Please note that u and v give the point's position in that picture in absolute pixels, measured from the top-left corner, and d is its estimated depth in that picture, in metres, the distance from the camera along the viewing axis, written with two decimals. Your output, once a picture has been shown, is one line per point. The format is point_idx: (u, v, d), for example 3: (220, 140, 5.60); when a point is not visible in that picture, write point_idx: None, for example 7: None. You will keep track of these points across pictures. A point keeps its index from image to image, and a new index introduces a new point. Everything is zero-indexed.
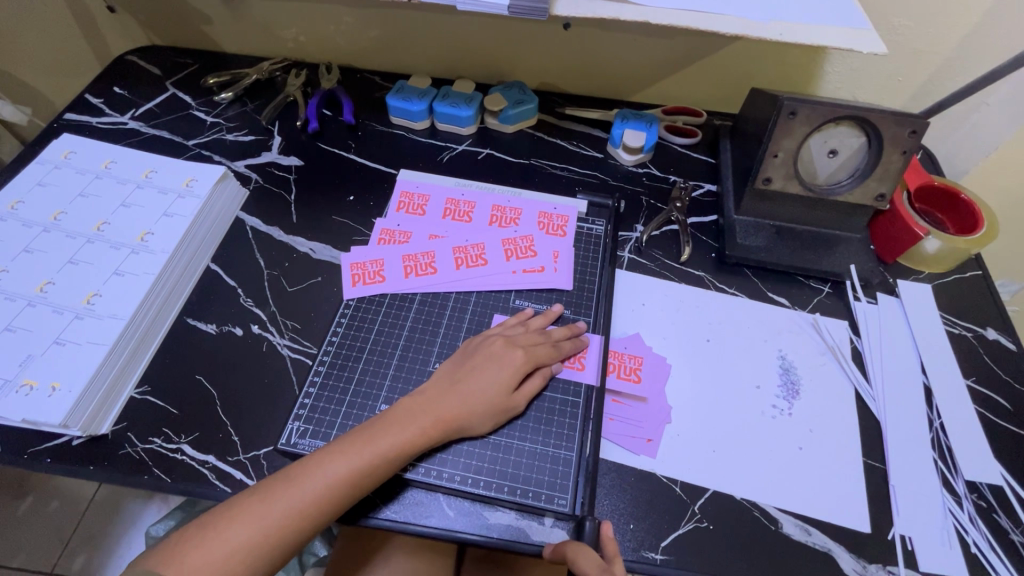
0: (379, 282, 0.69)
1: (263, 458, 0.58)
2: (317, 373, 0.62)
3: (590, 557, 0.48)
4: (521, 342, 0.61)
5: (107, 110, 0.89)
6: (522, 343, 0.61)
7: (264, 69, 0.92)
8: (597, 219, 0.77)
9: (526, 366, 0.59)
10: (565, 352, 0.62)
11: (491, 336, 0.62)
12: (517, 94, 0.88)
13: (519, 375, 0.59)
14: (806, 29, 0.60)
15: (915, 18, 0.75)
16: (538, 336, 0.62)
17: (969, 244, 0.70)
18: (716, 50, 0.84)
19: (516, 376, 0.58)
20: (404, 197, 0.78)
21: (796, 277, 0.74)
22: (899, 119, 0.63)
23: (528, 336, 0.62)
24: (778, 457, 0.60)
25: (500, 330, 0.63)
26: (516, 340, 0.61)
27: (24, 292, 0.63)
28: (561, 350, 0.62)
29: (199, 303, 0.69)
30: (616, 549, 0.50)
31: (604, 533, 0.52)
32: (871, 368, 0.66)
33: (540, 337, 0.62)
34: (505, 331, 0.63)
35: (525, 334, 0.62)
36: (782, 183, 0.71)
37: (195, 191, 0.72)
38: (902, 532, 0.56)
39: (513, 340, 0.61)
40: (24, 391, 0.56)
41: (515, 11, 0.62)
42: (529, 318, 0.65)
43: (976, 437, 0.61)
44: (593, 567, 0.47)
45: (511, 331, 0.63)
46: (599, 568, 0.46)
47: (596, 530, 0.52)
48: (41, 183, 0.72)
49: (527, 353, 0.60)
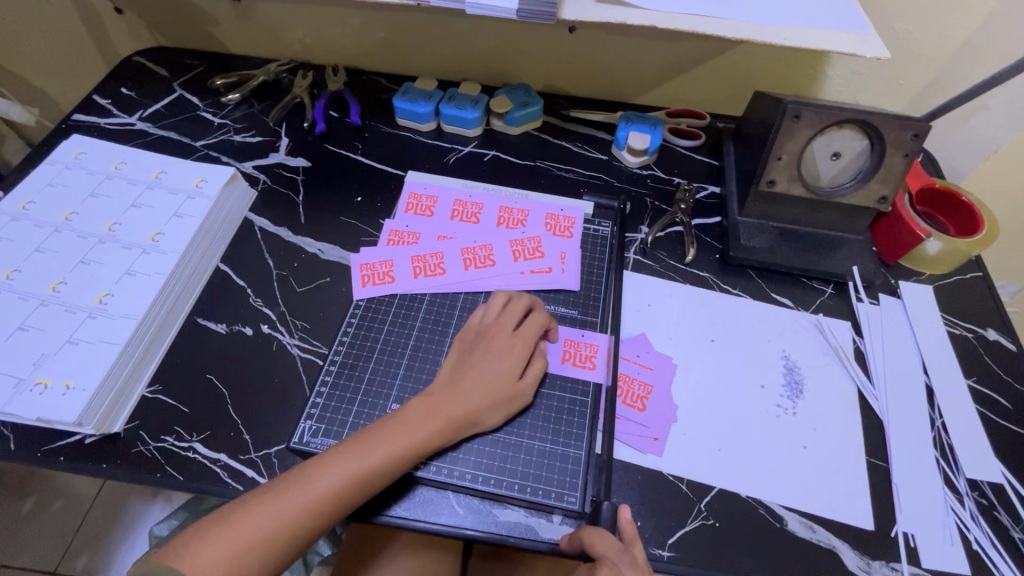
0: (389, 283, 0.70)
1: (275, 456, 0.58)
2: (328, 372, 0.63)
3: (608, 540, 0.49)
4: (512, 328, 0.62)
5: (114, 111, 0.90)
6: (514, 329, 0.62)
7: (270, 70, 0.92)
8: (603, 220, 0.78)
9: (524, 351, 0.61)
10: (550, 327, 0.64)
11: (484, 326, 0.62)
12: (522, 96, 0.89)
13: (521, 362, 0.60)
14: (810, 34, 0.60)
15: (917, 22, 0.76)
16: (518, 314, 0.63)
17: (970, 246, 0.72)
18: (720, 53, 0.85)
19: (518, 364, 0.60)
20: (412, 198, 0.79)
21: (800, 278, 0.75)
22: (902, 122, 0.64)
23: (513, 317, 0.62)
24: (783, 457, 0.60)
25: (483, 315, 0.63)
26: (507, 325, 0.62)
27: (38, 291, 0.63)
28: (546, 325, 0.64)
29: (209, 303, 0.69)
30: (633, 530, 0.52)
31: (622, 515, 0.52)
32: (873, 368, 0.67)
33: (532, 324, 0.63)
34: (489, 314, 0.63)
35: (508, 314, 0.63)
36: (786, 185, 0.72)
37: (205, 192, 0.73)
38: (905, 529, 0.57)
39: (507, 327, 0.62)
40: (38, 389, 0.56)
41: (523, 15, 0.63)
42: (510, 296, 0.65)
43: (977, 436, 0.62)
44: (612, 553, 0.48)
45: (492, 312, 0.63)
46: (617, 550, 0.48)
47: (613, 511, 0.54)
48: (51, 184, 0.72)
49: (523, 341, 0.61)
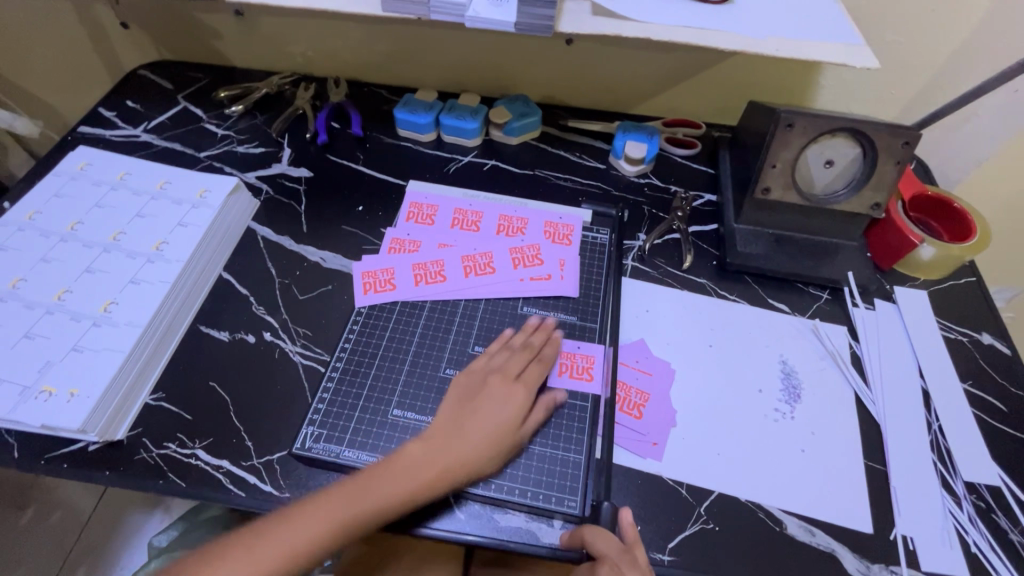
0: (390, 290, 0.71)
1: (277, 463, 0.59)
2: (330, 378, 0.63)
3: (607, 539, 0.51)
4: (517, 373, 0.62)
5: (119, 123, 0.91)
6: (518, 375, 0.62)
7: (273, 83, 0.94)
8: (601, 228, 0.79)
9: (528, 400, 0.60)
10: (549, 357, 0.64)
11: (491, 371, 0.62)
12: (520, 107, 0.90)
13: (523, 410, 0.60)
14: (800, 44, 0.62)
15: (906, 34, 0.78)
16: (525, 355, 0.63)
17: (962, 251, 0.73)
18: (715, 64, 0.87)
19: (520, 412, 0.59)
20: (413, 208, 0.80)
21: (796, 283, 0.76)
22: (893, 130, 0.66)
23: (519, 361, 0.63)
24: (783, 461, 0.61)
25: (491, 363, 0.63)
26: (513, 372, 0.62)
27: (43, 300, 0.64)
28: (546, 358, 0.64)
29: (212, 312, 0.70)
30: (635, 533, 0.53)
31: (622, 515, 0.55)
32: (870, 372, 0.68)
33: (530, 358, 0.63)
34: (494, 364, 0.63)
35: (515, 358, 0.63)
36: (781, 192, 0.73)
37: (209, 202, 0.74)
38: (903, 532, 0.57)
39: (511, 374, 0.61)
40: (43, 397, 0.57)
41: (522, 28, 0.64)
42: (511, 338, 0.66)
43: (973, 440, 0.63)
44: (611, 551, 0.50)
45: (500, 361, 0.63)
46: (615, 548, 0.51)
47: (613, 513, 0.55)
48: (57, 195, 0.73)
49: (526, 387, 0.61)
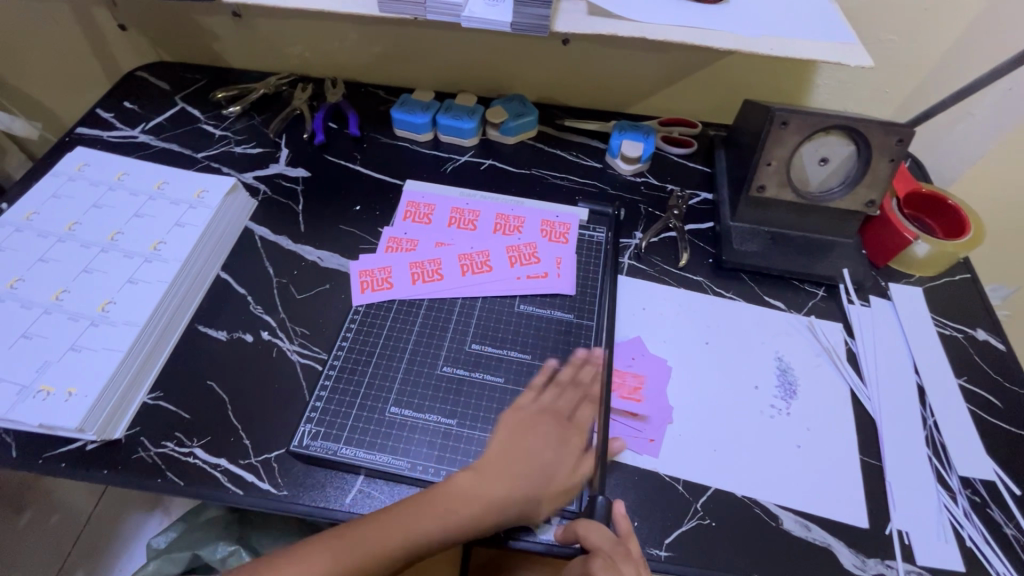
0: (388, 288, 0.71)
1: (275, 460, 0.59)
2: (329, 376, 0.64)
3: (599, 531, 0.52)
4: (569, 413, 0.61)
5: (117, 124, 0.91)
6: (570, 414, 0.60)
7: (271, 84, 0.94)
8: (597, 226, 0.80)
9: (579, 442, 0.59)
10: (596, 394, 0.62)
11: (541, 407, 0.61)
12: (517, 106, 0.91)
13: (576, 453, 0.58)
14: (794, 43, 0.62)
15: (899, 33, 0.79)
16: (574, 393, 0.62)
17: (957, 248, 0.73)
18: (710, 63, 0.87)
19: (573, 454, 0.58)
20: (410, 207, 0.80)
21: (792, 280, 0.76)
22: (887, 128, 0.66)
23: (567, 399, 0.61)
24: (779, 457, 0.61)
25: (540, 398, 0.62)
26: (563, 412, 0.61)
27: (40, 300, 0.64)
28: (591, 394, 0.62)
29: (210, 311, 0.70)
30: (628, 526, 0.55)
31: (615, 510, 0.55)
32: (865, 368, 0.68)
33: (578, 396, 0.62)
34: (543, 402, 0.61)
35: (564, 396, 0.62)
36: (776, 190, 0.73)
37: (207, 202, 0.74)
38: (898, 526, 0.57)
39: (561, 414, 0.60)
40: (41, 396, 0.57)
41: (517, 27, 0.65)
42: (557, 371, 0.64)
43: (968, 435, 0.63)
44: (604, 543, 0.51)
45: (546, 398, 0.62)
46: (608, 539, 0.52)
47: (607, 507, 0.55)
48: (55, 195, 0.74)
49: (580, 429, 0.60)
